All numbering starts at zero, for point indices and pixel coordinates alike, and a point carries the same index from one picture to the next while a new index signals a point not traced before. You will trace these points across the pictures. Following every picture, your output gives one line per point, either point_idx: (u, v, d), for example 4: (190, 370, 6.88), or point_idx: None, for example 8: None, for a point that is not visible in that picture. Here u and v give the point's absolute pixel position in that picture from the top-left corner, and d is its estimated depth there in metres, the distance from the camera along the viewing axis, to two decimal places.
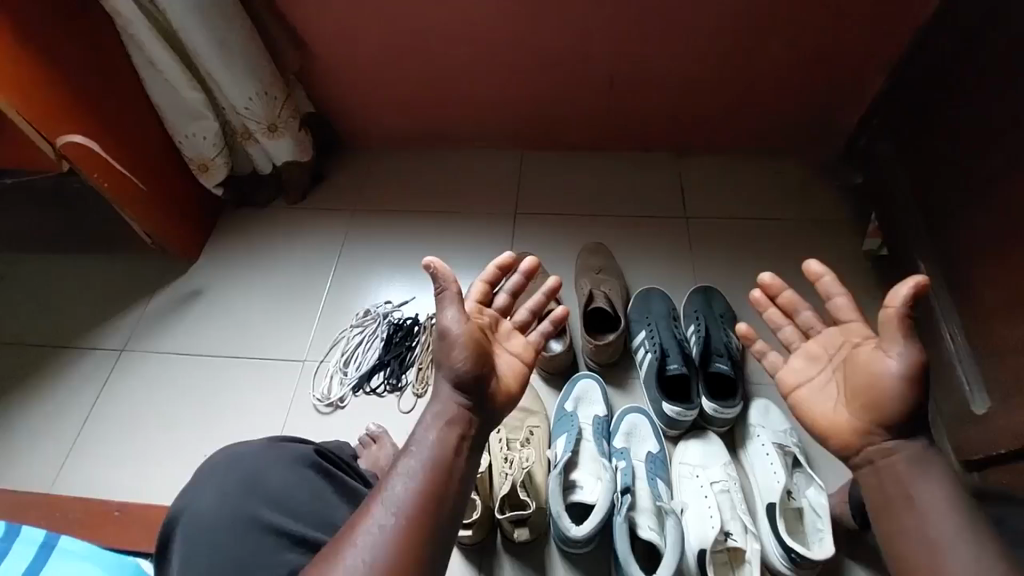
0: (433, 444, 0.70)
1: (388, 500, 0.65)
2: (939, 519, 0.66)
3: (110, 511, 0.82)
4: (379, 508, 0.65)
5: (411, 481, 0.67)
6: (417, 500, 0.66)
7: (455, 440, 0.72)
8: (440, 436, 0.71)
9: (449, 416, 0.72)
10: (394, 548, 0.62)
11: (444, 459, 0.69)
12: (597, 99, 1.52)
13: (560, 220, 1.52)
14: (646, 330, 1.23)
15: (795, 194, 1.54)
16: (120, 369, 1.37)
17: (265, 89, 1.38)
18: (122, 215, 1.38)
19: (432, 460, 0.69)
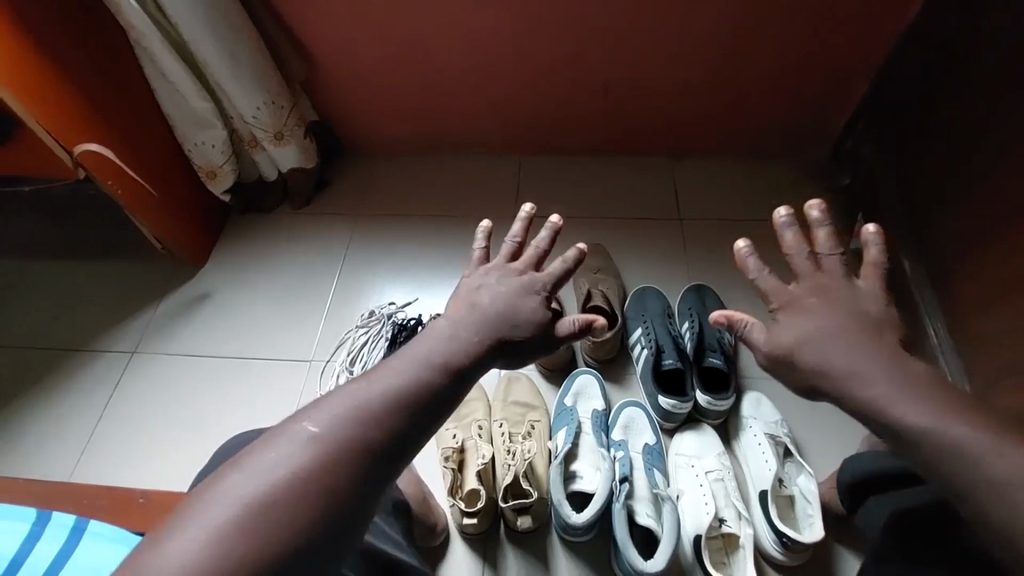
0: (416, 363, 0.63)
1: (332, 408, 0.57)
2: (946, 430, 0.56)
3: (135, 497, 0.88)
4: (320, 415, 0.57)
5: (365, 397, 0.58)
6: (365, 418, 0.57)
7: (431, 375, 0.62)
8: (419, 362, 0.63)
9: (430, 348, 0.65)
10: (321, 459, 0.53)
11: (412, 389, 0.60)
12: (592, 106, 1.58)
13: (558, 223, 1.57)
14: (642, 327, 1.28)
15: (785, 196, 1.60)
16: (131, 370, 1.41)
17: (273, 99, 1.43)
18: (133, 221, 1.42)
19: (397, 386, 0.60)
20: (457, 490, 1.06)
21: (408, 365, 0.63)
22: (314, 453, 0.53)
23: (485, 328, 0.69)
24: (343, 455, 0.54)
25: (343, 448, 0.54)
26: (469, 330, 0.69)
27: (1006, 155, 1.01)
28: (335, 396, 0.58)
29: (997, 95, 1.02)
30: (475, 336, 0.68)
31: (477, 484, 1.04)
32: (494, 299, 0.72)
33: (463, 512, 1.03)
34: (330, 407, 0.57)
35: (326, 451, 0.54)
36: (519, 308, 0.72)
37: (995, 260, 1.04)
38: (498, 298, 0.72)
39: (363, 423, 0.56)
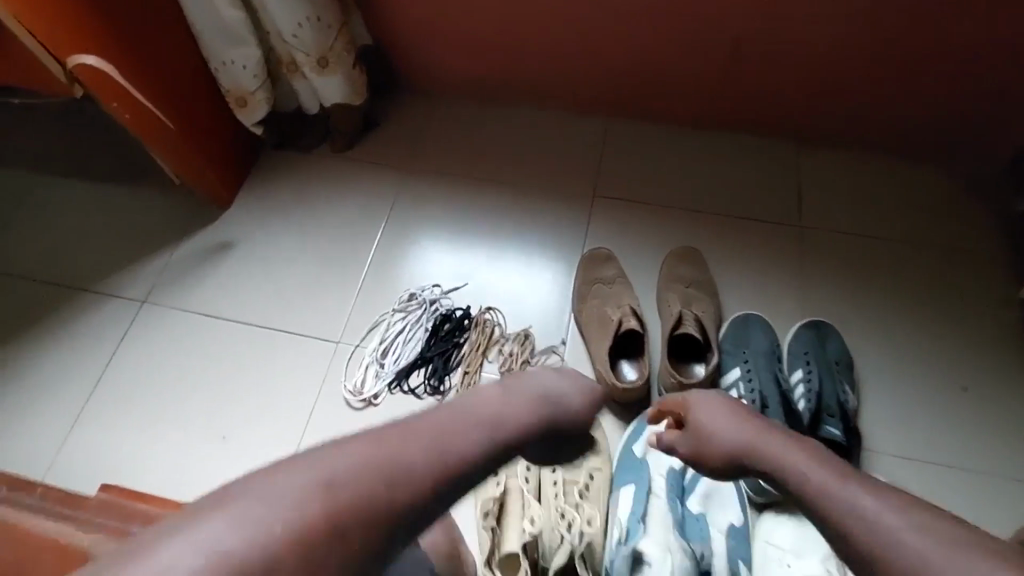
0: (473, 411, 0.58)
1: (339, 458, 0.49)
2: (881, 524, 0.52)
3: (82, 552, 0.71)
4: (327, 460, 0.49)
5: (384, 456, 0.50)
6: (399, 476, 0.50)
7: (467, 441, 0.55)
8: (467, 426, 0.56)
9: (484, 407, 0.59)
10: (325, 506, 0.46)
11: (444, 449, 0.53)
12: (715, 65, 1.23)
13: (646, 211, 1.27)
14: (742, 368, 1.03)
15: (944, 213, 1.24)
16: (139, 325, 1.25)
17: (318, 14, 1.15)
18: (150, 156, 1.21)
19: (430, 447, 0.53)
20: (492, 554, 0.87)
21: (455, 435, 0.55)
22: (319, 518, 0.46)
23: (516, 424, 0.61)
24: (357, 521, 0.47)
25: (367, 515, 0.47)
26: (522, 406, 0.63)
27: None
28: (339, 449, 0.50)
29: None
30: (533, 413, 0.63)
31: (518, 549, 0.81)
32: (524, 411, 0.62)
33: None
34: (342, 456, 0.49)
35: (350, 512, 0.47)
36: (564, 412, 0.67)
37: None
38: (528, 401, 0.64)
39: (390, 491, 0.49)
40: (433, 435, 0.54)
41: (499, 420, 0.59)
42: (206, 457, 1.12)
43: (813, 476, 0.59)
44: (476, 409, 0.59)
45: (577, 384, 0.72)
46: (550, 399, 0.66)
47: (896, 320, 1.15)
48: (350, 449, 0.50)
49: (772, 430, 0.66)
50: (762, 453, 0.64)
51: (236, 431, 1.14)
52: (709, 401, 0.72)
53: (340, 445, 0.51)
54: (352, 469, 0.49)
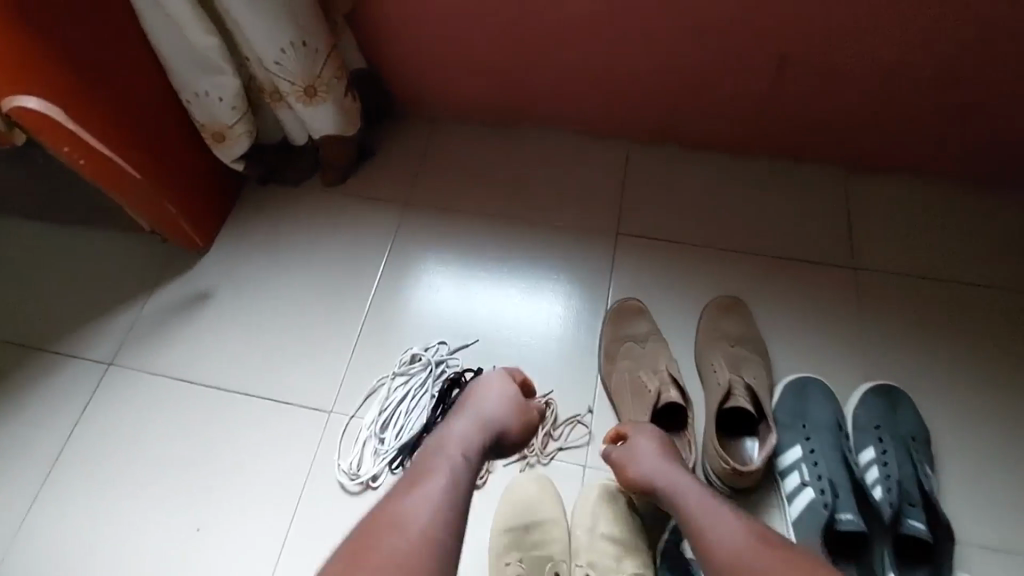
0: (447, 460, 0.67)
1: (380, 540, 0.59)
2: None
3: None
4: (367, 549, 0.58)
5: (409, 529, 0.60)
6: (437, 519, 0.61)
7: (458, 469, 0.66)
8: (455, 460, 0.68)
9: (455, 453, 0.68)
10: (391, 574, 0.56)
11: (459, 489, 0.65)
12: (755, 86, 1.09)
13: (677, 252, 1.13)
14: (804, 446, 0.89)
15: (1015, 250, 1.10)
16: (105, 391, 1.10)
17: (304, 39, 1.01)
18: (125, 208, 1.08)
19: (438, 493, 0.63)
20: None
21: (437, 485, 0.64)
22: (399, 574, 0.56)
23: (471, 450, 0.69)
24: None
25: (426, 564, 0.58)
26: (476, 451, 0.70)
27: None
28: (372, 526, 0.61)
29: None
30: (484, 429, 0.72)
31: None
32: (473, 441, 0.70)
33: None
34: (372, 557, 0.58)
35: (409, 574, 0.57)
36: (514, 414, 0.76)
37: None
38: (473, 420, 0.72)
39: (435, 534, 0.60)
40: (427, 497, 0.62)
41: (462, 452, 0.68)
42: (179, 551, 0.98)
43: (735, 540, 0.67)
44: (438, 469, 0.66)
45: (512, 394, 0.77)
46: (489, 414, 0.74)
47: (971, 377, 1.00)
48: (373, 537, 0.59)
49: (702, 489, 0.74)
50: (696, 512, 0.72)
51: (213, 521, 0.99)
52: (651, 437, 0.84)
53: (364, 541, 0.59)
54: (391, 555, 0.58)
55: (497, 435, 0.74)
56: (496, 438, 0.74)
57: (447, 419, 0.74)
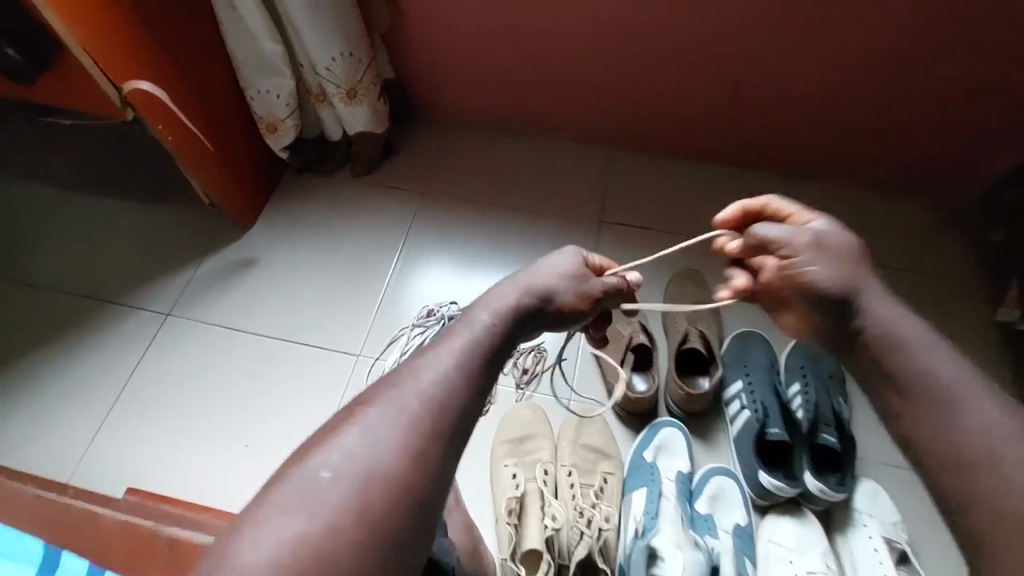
0: (483, 325, 0.63)
1: (381, 403, 0.56)
2: (1006, 445, 0.57)
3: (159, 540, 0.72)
4: (366, 415, 0.55)
5: (391, 416, 0.55)
6: (442, 383, 0.58)
7: (489, 334, 0.63)
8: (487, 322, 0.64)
9: (489, 310, 0.65)
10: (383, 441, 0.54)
11: (480, 348, 0.62)
12: (713, 105, 1.34)
13: (649, 238, 1.37)
14: (744, 381, 1.10)
15: (920, 241, 1.35)
16: (164, 337, 1.29)
17: (351, 50, 1.24)
18: (182, 172, 1.27)
19: (454, 352, 0.60)
20: (514, 548, 0.92)
21: (445, 358, 0.60)
22: (378, 464, 0.53)
23: (507, 311, 0.65)
24: (421, 442, 0.55)
25: (405, 462, 0.53)
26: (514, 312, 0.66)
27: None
28: (376, 394, 0.57)
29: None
30: (524, 296, 0.67)
31: (539, 545, 0.89)
32: (513, 305, 0.66)
33: None
34: (347, 442, 0.53)
35: (389, 463, 0.53)
36: (561, 278, 0.72)
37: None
38: (514, 285, 0.68)
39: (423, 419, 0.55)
40: (424, 379, 0.58)
41: (494, 312, 0.65)
42: (229, 462, 1.16)
43: (949, 378, 0.62)
44: (465, 330, 0.63)
45: (565, 267, 0.73)
46: (549, 275, 0.71)
47: None
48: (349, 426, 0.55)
49: (911, 320, 0.67)
50: (904, 337, 0.65)
51: (258, 438, 1.18)
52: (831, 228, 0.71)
53: (335, 431, 0.54)
54: (369, 444, 0.53)
55: (544, 306, 0.69)
56: (544, 305, 0.69)
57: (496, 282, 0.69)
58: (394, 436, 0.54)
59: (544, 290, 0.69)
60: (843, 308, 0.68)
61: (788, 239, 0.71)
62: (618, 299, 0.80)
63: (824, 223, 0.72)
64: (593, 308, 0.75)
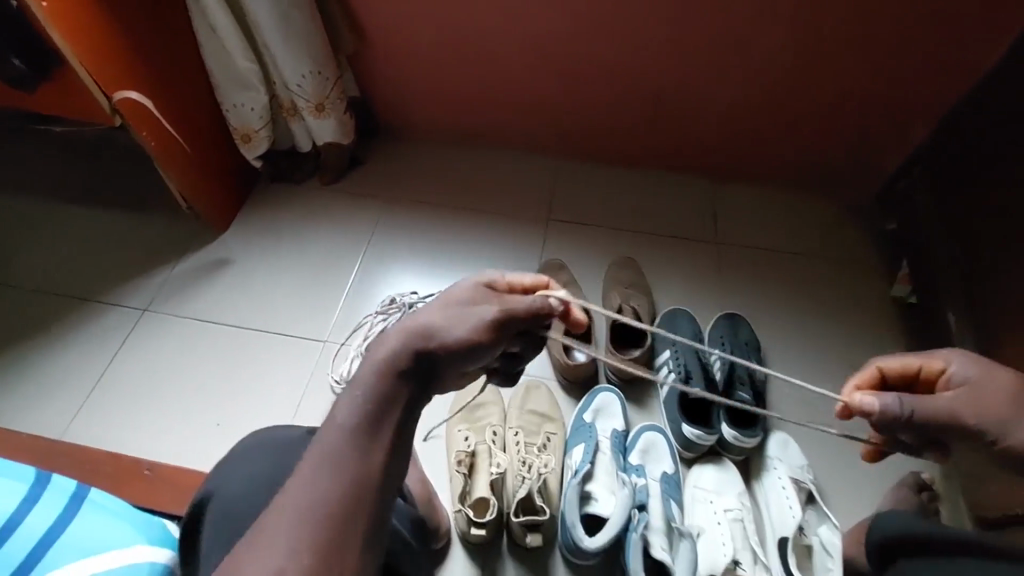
0: (366, 381, 0.66)
1: (300, 472, 0.62)
2: None
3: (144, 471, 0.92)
4: (289, 488, 0.61)
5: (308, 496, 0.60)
6: (352, 429, 0.63)
7: (372, 388, 0.65)
8: (374, 378, 0.66)
9: (374, 362, 0.66)
10: (311, 495, 0.60)
11: (371, 395, 0.65)
12: (643, 117, 1.52)
13: (592, 234, 1.52)
14: (671, 349, 1.23)
15: (828, 232, 1.53)
16: (141, 329, 1.38)
17: (319, 69, 1.39)
18: (160, 173, 1.37)
19: (352, 404, 0.65)
20: (465, 497, 1.04)
21: (347, 412, 0.65)
22: (309, 533, 0.58)
23: (389, 361, 0.66)
24: (350, 478, 0.61)
25: (338, 497, 0.60)
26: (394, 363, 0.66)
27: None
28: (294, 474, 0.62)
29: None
30: (405, 339, 0.67)
31: (487, 493, 1.01)
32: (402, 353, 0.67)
33: (470, 520, 1.01)
34: (275, 531, 0.58)
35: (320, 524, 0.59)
36: (449, 314, 0.70)
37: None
38: (396, 334, 0.68)
39: (342, 476, 0.61)
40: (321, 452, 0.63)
41: (376, 364, 0.66)
42: (201, 441, 1.23)
43: None
44: (358, 386, 0.66)
45: (449, 300, 0.72)
46: (427, 318, 0.69)
47: (796, 315, 1.40)
48: (272, 518, 0.59)
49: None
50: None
51: (229, 418, 1.26)
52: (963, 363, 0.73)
53: (261, 522, 0.60)
54: (294, 522, 0.58)
55: (431, 348, 0.67)
56: (432, 345, 0.67)
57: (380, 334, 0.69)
58: (318, 488, 0.60)
59: (427, 332, 0.68)
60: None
61: (940, 407, 0.69)
62: (537, 320, 0.76)
63: (959, 362, 0.73)
64: (496, 338, 0.71)
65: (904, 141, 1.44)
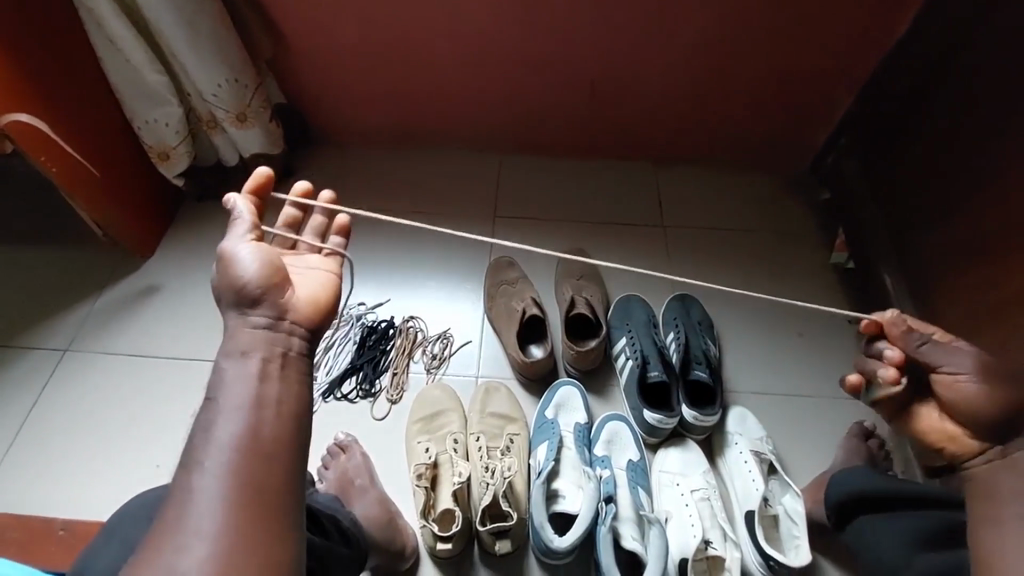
0: (236, 377, 0.64)
1: (188, 485, 0.58)
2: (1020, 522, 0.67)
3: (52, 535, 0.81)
4: (181, 506, 0.57)
5: (218, 480, 0.58)
6: (243, 423, 0.61)
7: (249, 379, 0.64)
8: (243, 372, 0.64)
9: (234, 361, 0.65)
10: (213, 496, 0.57)
11: (247, 389, 0.63)
12: (580, 106, 1.51)
13: (539, 226, 1.50)
14: (626, 336, 1.22)
15: (768, 205, 1.56)
16: (63, 372, 1.27)
17: (236, 76, 1.30)
18: (67, 201, 1.27)
19: (232, 402, 0.62)
20: (429, 511, 1.01)
21: (228, 410, 0.62)
22: (230, 518, 0.56)
23: (246, 350, 0.66)
24: (257, 470, 0.59)
25: (249, 486, 0.58)
26: (254, 352, 0.66)
27: (1013, 166, 0.98)
28: (182, 492, 0.58)
29: (1005, 99, 0.99)
30: (244, 328, 0.67)
31: (452, 504, 0.99)
32: (258, 340, 0.67)
33: (436, 535, 0.98)
34: (184, 539, 0.55)
35: (238, 505, 0.57)
36: (233, 292, 0.69)
37: (994, 271, 1.01)
38: (234, 333, 0.67)
39: (247, 457, 0.59)
40: (216, 438, 0.60)
41: (238, 362, 0.65)
42: (137, 485, 1.14)
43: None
44: (232, 386, 0.64)
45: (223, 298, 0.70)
46: (230, 310, 0.69)
47: (745, 288, 1.42)
48: (182, 517, 0.56)
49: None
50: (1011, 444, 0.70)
51: (170, 458, 1.17)
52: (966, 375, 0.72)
53: (161, 537, 0.56)
54: (198, 523, 0.56)
55: (259, 305, 0.68)
56: (257, 298, 0.68)
57: (212, 373, 0.66)
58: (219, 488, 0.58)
59: (246, 307, 0.68)
60: (1010, 438, 0.70)
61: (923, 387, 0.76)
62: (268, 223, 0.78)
63: (962, 365, 0.73)
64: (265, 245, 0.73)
65: (831, 111, 1.48)
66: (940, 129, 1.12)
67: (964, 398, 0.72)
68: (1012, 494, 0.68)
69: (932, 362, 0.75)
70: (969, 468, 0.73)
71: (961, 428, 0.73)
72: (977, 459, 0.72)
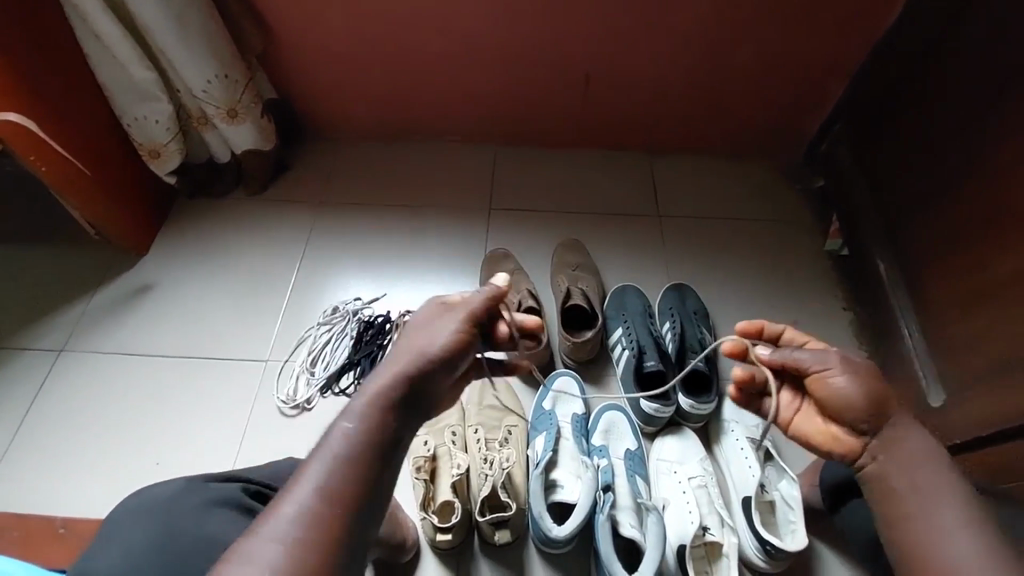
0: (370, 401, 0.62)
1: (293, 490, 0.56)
2: (919, 512, 0.68)
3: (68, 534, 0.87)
4: (281, 507, 0.55)
5: (297, 515, 0.54)
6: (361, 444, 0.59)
7: (380, 406, 0.62)
8: (380, 400, 0.62)
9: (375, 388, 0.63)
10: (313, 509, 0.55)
11: (377, 413, 0.61)
12: (573, 97, 1.50)
13: (534, 218, 1.50)
14: (623, 326, 1.23)
15: (764, 193, 1.57)
16: (60, 372, 1.27)
17: (225, 71, 1.29)
18: (58, 199, 1.26)
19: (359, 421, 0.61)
20: (429, 503, 1.02)
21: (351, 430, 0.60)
22: (286, 567, 0.51)
23: (388, 392, 0.63)
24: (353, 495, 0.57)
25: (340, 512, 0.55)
26: (394, 388, 0.63)
27: (1002, 152, 0.98)
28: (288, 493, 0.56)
29: (996, 83, 0.99)
30: (397, 369, 0.65)
31: (451, 496, 1.00)
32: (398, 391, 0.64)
33: (436, 527, 0.99)
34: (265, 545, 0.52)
35: (315, 535, 0.53)
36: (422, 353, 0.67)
37: (984, 256, 1.02)
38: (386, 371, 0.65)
39: (351, 479, 0.57)
40: (335, 449, 0.58)
41: (376, 395, 0.62)
42: (137, 483, 1.14)
43: (916, 473, 0.70)
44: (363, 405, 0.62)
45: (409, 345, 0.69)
46: (407, 353, 0.67)
47: (741, 277, 1.43)
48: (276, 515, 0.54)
49: (905, 429, 0.72)
50: (886, 437, 0.72)
51: (170, 454, 1.18)
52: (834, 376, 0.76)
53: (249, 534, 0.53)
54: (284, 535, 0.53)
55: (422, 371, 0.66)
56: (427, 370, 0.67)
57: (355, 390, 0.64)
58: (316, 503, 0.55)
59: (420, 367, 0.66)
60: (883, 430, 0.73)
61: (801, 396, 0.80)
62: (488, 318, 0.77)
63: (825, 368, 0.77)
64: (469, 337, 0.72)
65: (825, 98, 1.48)
66: (933, 115, 1.12)
67: (838, 396, 0.75)
68: (907, 486, 0.69)
69: (802, 365, 0.79)
70: (862, 468, 0.74)
71: (842, 427, 0.76)
72: (864, 458, 0.74)
